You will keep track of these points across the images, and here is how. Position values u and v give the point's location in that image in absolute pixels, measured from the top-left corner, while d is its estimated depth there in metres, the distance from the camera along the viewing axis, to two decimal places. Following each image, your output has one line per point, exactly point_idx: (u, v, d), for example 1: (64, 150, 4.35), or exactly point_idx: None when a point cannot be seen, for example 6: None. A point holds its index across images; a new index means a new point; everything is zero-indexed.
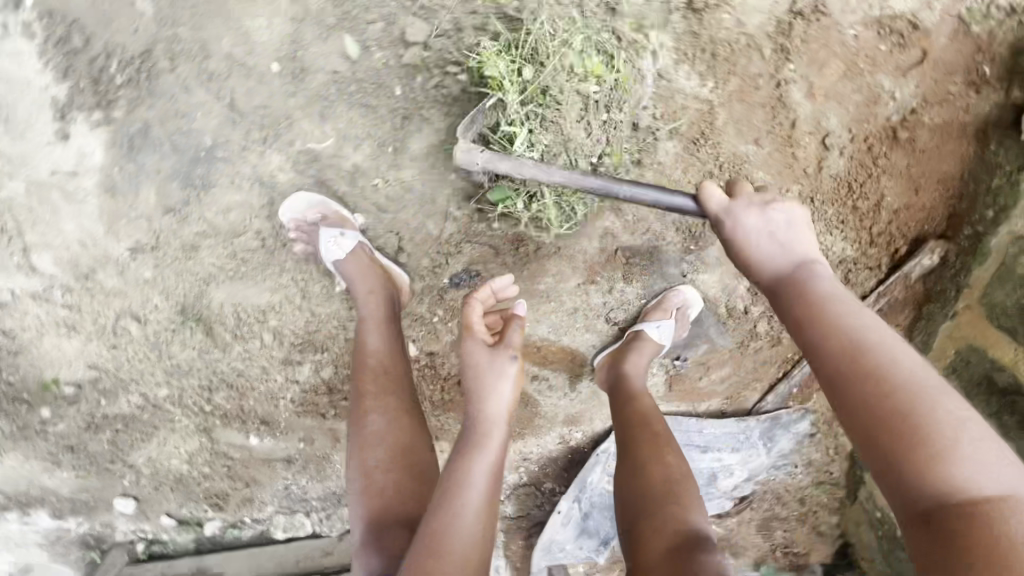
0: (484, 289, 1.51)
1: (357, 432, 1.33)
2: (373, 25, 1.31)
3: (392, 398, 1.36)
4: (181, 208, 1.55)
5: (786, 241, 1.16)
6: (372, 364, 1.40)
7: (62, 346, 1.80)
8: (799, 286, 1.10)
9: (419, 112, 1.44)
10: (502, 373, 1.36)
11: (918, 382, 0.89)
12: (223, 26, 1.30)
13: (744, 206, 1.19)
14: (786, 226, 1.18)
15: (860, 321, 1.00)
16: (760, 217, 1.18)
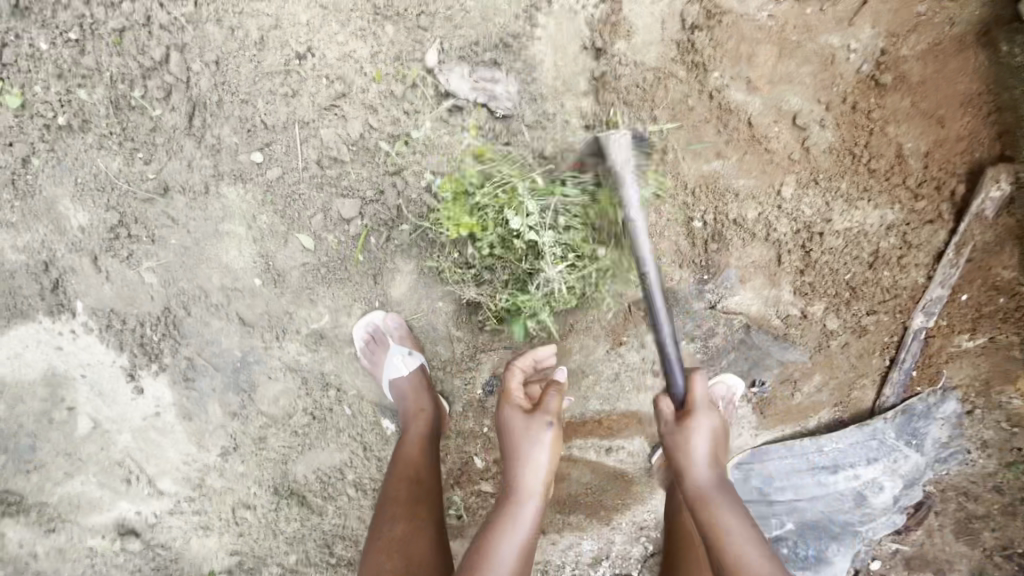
0: (527, 359, 1.54)
1: (374, 534, 1.34)
2: (313, 219, 1.46)
3: (419, 507, 1.38)
4: (242, 410, 1.75)
5: (715, 455, 1.29)
6: (406, 468, 1.45)
7: (205, 544, 1.91)
8: (720, 497, 1.22)
9: (386, 266, 1.54)
10: (539, 442, 1.31)
11: (757, 566, 1.12)
12: (207, 267, 1.51)
13: (705, 409, 1.32)
14: (720, 438, 1.32)
15: (746, 537, 1.15)
16: (710, 425, 1.30)
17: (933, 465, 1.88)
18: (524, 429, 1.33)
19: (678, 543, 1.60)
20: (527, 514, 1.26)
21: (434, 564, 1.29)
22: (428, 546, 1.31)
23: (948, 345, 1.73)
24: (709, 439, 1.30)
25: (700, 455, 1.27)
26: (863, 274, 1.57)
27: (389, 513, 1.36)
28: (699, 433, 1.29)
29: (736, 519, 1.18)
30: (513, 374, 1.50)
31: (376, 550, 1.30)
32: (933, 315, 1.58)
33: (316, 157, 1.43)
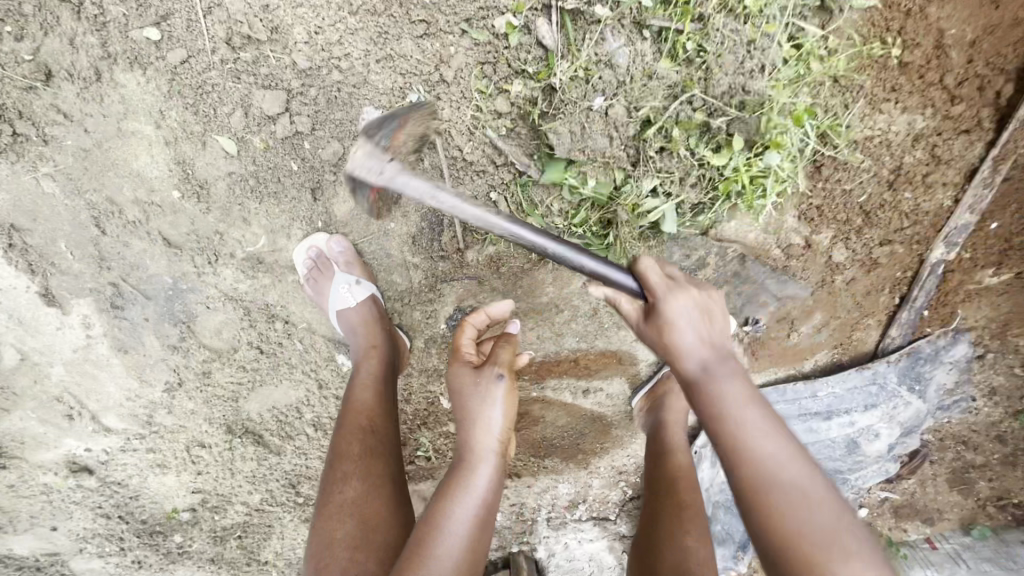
0: (482, 315, 1.38)
1: (324, 497, 1.18)
2: (232, 116, 1.24)
3: (375, 462, 1.23)
4: (180, 343, 1.59)
5: (710, 335, 1.00)
6: (358, 418, 1.29)
7: (163, 483, 1.81)
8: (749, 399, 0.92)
9: (326, 178, 1.32)
10: (490, 399, 1.21)
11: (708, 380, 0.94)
12: (116, 175, 1.30)
13: (666, 291, 1.00)
14: (708, 317, 1.00)
15: (730, 382, 0.94)
16: (693, 302, 0.99)
17: (934, 412, 1.82)
18: (474, 388, 1.23)
19: (662, 481, 1.46)
20: (482, 475, 1.15)
21: (393, 525, 1.16)
22: (386, 505, 1.18)
23: (968, 282, 1.56)
24: (698, 319, 0.99)
25: (690, 339, 0.98)
26: (881, 196, 1.39)
27: (341, 473, 1.21)
28: (680, 317, 0.99)
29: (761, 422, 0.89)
30: (467, 329, 1.37)
31: (328, 516, 1.15)
32: (955, 245, 1.43)
33: (226, 36, 1.18)
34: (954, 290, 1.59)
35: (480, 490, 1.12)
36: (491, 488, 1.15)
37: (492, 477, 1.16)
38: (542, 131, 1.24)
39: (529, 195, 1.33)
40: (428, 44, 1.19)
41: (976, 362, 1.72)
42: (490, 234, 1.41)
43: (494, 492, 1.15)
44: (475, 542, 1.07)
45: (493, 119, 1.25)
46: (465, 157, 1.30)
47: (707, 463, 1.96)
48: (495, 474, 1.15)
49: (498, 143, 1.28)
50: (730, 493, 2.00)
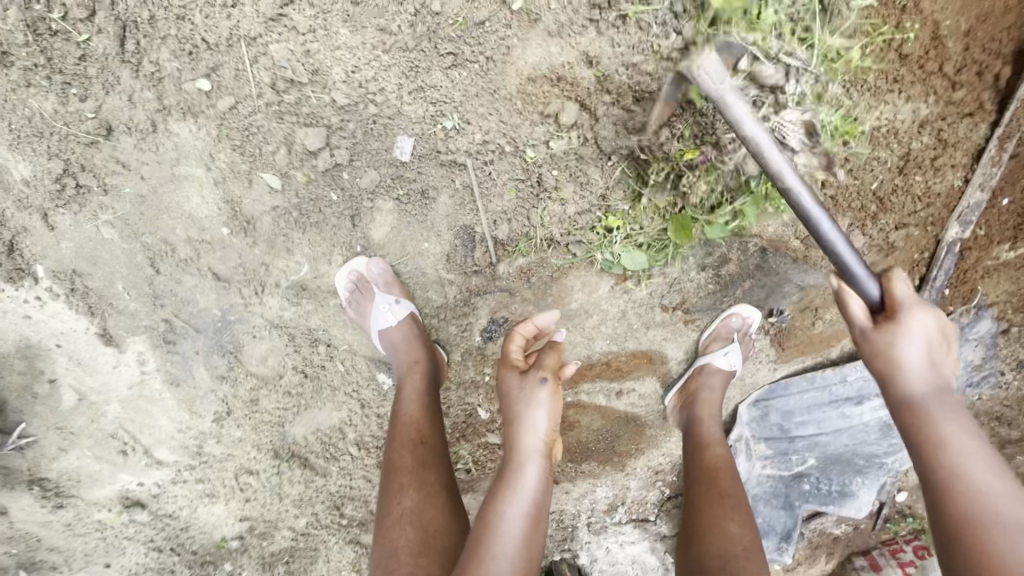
0: (529, 325, 1.43)
1: (383, 509, 1.25)
2: (275, 155, 1.31)
3: (428, 472, 1.29)
4: (229, 372, 1.66)
5: (934, 360, 1.10)
6: (408, 432, 1.36)
7: (214, 512, 1.86)
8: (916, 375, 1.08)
9: (363, 206, 1.40)
10: (535, 402, 1.25)
11: (959, 474, 0.98)
12: (168, 217, 1.38)
13: (915, 305, 1.10)
14: (940, 340, 1.11)
15: (952, 415, 1.05)
16: (928, 324, 1.08)
17: (966, 389, 1.88)
18: (520, 391, 1.28)
19: (701, 474, 1.49)
20: (531, 477, 1.19)
21: (450, 529, 1.22)
22: (441, 514, 1.23)
23: (986, 258, 1.61)
24: (924, 342, 1.09)
25: (913, 364, 1.08)
26: (893, 182, 1.44)
27: (397, 485, 1.27)
28: (906, 362, 1.08)
29: (964, 425, 1.04)
30: (514, 339, 1.41)
31: (388, 527, 1.21)
32: (970, 224, 1.48)
33: (270, 82, 1.24)
34: (973, 269, 1.63)
35: (529, 490, 1.17)
36: (539, 489, 1.19)
37: (539, 477, 1.20)
38: (569, 144, 1.32)
39: (555, 207, 1.40)
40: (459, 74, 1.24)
41: (1000, 336, 1.76)
42: (518, 247, 1.48)
43: (543, 490, 1.19)
44: (529, 541, 1.12)
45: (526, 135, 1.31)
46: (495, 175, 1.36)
47: (743, 455, 2.02)
48: (542, 475, 1.20)
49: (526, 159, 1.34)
50: (769, 485, 2.04)
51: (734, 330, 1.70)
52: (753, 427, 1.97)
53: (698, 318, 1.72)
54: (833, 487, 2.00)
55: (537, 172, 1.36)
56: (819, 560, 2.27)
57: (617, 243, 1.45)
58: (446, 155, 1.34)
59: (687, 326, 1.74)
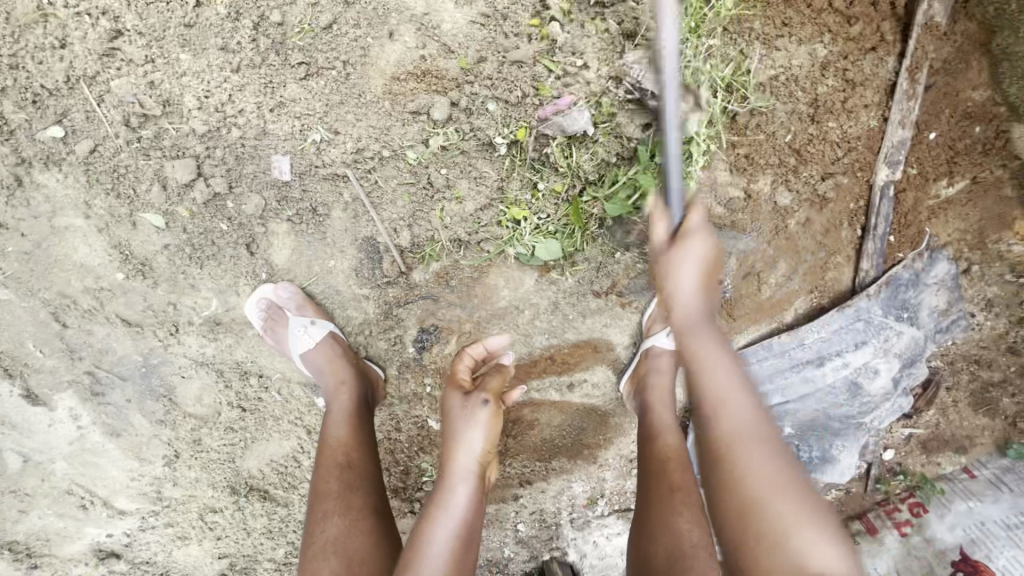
0: (478, 346, 1.49)
1: (309, 539, 1.20)
2: (153, 192, 1.27)
3: (355, 496, 1.26)
4: (165, 415, 1.64)
5: (703, 278, 1.24)
6: (337, 456, 1.32)
7: (188, 554, 1.84)
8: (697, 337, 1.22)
9: (258, 231, 1.36)
10: (474, 423, 1.25)
11: (761, 496, 1.04)
12: (63, 270, 1.35)
13: (699, 232, 1.22)
14: (710, 266, 1.24)
15: (759, 453, 1.08)
16: (700, 248, 1.22)
17: (934, 337, 1.75)
18: (460, 410, 1.29)
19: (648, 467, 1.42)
20: (461, 498, 1.17)
21: (378, 555, 1.18)
22: (366, 540, 1.19)
23: (925, 198, 1.51)
24: (697, 265, 1.23)
25: (719, 365, 1.17)
26: (806, 131, 1.38)
27: (322, 513, 1.23)
28: (703, 360, 1.19)
29: (727, 377, 1.17)
30: (464, 359, 1.45)
31: (312, 557, 1.17)
32: (898, 164, 1.41)
33: (123, 118, 1.21)
34: (917, 209, 1.53)
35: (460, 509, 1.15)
36: (469, 510, 1.17)
37: (469, 498, 1.18)
38: (452, 141, 1.26)
39: (454, 206, 1.34)
40: (319, 83, 1.21)
41: (962, 274, 1.67)
42: (428, 250, 1.42)
43: (473, 511, 1.17)
44: (456, 563, 1.08)
45: (404, 136, 1.26)
46: (385, 179, 1.31)
47: (714, 433, 1.92)
48: (474, 496, 1.18)
49: (410, 161, 1.28)
50: None
51: None
52: None
53: (635, 300, 1.65)
54: (813, 454, 1.89)
55: (426, 173, 1.30)
56: None
57: (526, 235, 1.38)
58: (326, 168, 1.29)
59: (627, 309, 1.67)
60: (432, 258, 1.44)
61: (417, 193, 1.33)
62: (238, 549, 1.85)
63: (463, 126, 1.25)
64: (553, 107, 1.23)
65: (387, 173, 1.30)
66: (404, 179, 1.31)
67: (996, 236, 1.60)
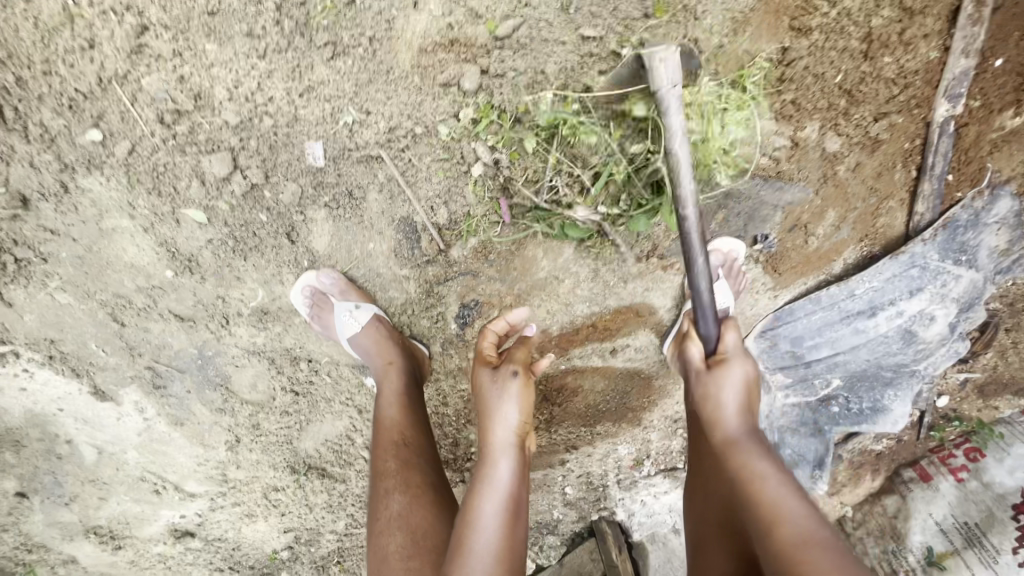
0: (500, 321, 1.37)
1: (373, 515, 1.25)
2: (191, 188, 1.29)
3: (412, 473, 1.29)
4: (224, 403, 1.69)
5: (748, 405, 1.23)
6: (392, 437, 1.35)
7: (257, 530, 1.95)
8: (737, 447, 1.13)
9: (297, 219, 1.36)
10: (506, 396, 1.19)
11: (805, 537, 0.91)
12: (114, 270, 1.38)
13: (739, 355, 1.30)
14: (750, 395, 1.25)
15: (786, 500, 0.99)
16: (741, 370, 1.26)
17: (994, 278, 1.68)
18: (491, 385, 1.23)
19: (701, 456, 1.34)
20: (504, 470, 1.12)
21: (440, 527, 1.20)
22: (427, 512, 1.22)
23: (987, 131, 1.42)
24: (740, 387, 1.24)
25: (729, 405, 1.22)
26: (858, 70, 1.29)
27: (383, 490, 1.27)
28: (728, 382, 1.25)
29: (759, 463, 1.08)
30: (487, 336, 1.36)
31: (378, 532, 1.21)
32: (959, 97, 1.32)
33: (157, 116, 1.21)
34: (976, 144, 1.44)
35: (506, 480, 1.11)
36: (513, 481, 1.12)
37: (514, 467, 1.14)
38: (485, 117, 1.23)
39: (490, 179, 1.31)
40: (346, 63, 1.17)
41: None
42: (464, 227, 1.40)
43: (520, 481, 1.13)
44: (509, 533, 1.04)
45: (434, 111, 1.23)
46: (420, 159, 1.29)
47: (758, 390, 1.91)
48: (518, 464, 1.14)
49: (438, 134, 1.25)
50: (795, 415, 1.94)
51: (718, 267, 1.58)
52: (765, 360, 1.85)
53: (676, 262, 1.61)
54: (863, 405, 1.89)
55: (460, 149, 1.28)
56: (865, 479, 2.19)
57: (553, 216, 1.36)
58: (359, 151, 1.27)
59: (667, 272, 1.63)
60: (470, 233, 1.42)
61: (452, 169, 1.30)
62: (303, 522, 1.95)
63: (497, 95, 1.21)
64: (584, 69, 1.18)
65: (420, 151, 1.28)
66: (437, 155, 1.28)
67: None
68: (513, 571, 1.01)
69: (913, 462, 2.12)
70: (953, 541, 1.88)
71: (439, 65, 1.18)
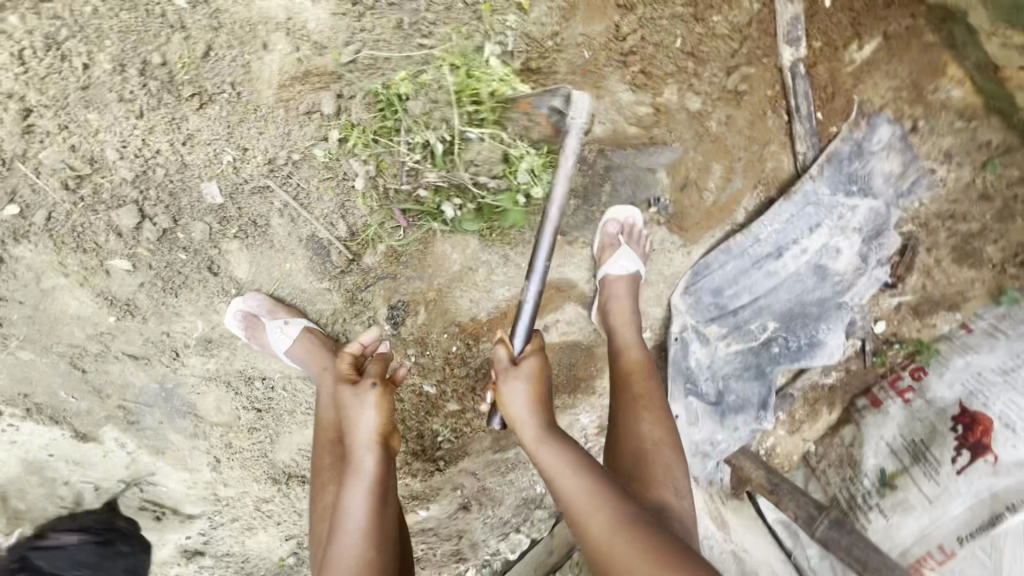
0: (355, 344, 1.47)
1: (314, 504, 1.40)
2: (111, 242, 1.44)
3: (346, 464, 1.42)
4: (195, 429, 1.81)
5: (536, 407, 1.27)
6: (327, 434, 1.48)
7: (260, 540, 2.04)
8: (541, 447, 1.20)
9: (217, 251, 1.51)
10: (363, 405, 1.28)
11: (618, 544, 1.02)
12: (64, 324, 1.55)
13: (510, 379, 1.31)
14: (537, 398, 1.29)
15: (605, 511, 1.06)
16: (523, 385, 1.29)
17: (896, 203, 1.75)
18: (353, 397, 1.31)
19: (621, 403, 1.40)
20: (368, 465, 1.23)
21: None
22: None
23: (841, 67, 1.60)
24: (524, 396, 1.28)
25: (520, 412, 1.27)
26: (695, 33, 1.48)
27: (321, 481, 1.41)
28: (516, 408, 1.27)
29: (559, 465, 1.15)
30: (343, 357, 1.44)
31: (319, 518, 1.37)
32: (798, 40, 1.51)
33: (61, 184, 1.36)
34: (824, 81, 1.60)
35: (372, 477, 1.22)
36: (380, 474, 1.24)
37: (379, 462, 1.24)
38: (349, 133, 1.40)
39: (373, 184, 1.47)
40: (218, 108, 1.33)
41: (903, 131, 1.67)
42: (367, 234, 1.54)
43: (385, 475, 1.24)
44: (373, 525, 1.18)
45: (303, 136, 1.40)
46: (314, 178, 1.45)
47: (693, 342, 1.91)
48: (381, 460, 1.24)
49: (308, 152, 1.42)
50: (737, 361, 1.93)
51: (617, 235, 1.64)
52: (693, 312, 1.87)
53: (581, 237, 1.72)
54: (801, 341, 1.90)
55: (340, 167, 1.45)
56: (823, 413, 2.18)
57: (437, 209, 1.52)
58: (249, 183, 1.43)
59: (574, 246, 1.74)
60: (374, 239, 1.55)
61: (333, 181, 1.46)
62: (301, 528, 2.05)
63: (355, 112, 1.39)
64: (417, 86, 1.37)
65: (306, 170, 1.44)
66: (324, 172, 1.44)
67: (917, 90, 1.63)
68: (383, 554, 1.17)
69: (866, 390, 2.12)
70: (902, 459, 1.90)
71: (298, 91, 1.35)
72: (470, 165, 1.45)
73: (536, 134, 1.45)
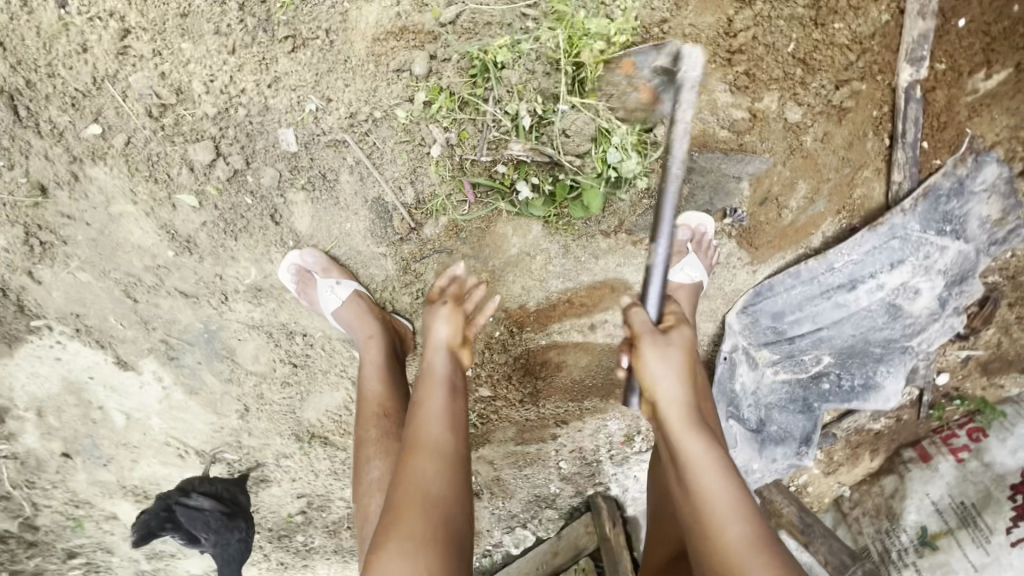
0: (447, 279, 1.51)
1: (358, 477, 1.38)
2: (182, 175, 1.44)
3: (391, 441, 1.39)
4: (231, 373, 1.81)
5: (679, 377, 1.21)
6: (374, 407, 1.44)
7: (273, 493, 2.05)
8: (691, 433, 1.13)
9: (284, 199, 1.50)
10: (436, 317, 1.32)
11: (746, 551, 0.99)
12: (124, 251, 1.55)
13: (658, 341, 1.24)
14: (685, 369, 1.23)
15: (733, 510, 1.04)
16: (676, 350, 1.23)
17: (988, 250, 1.64)
18: (431, 311, 1.36)
19: None
20: (438, 364, 1.25)
21: None
22: None
23: (961, 95, 1.48)
24: (673, 365, 1.21)
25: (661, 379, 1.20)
26: (811, 38, 1.39)
27: (365, 455, 1.39)
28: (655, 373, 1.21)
29: (707, 458, 1.10)
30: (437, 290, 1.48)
31: (362, 492, 1.35)
32: (921, 61, 1.41)
33: (145, 111, 1.37)
34: (937, 109, 1.49)
35: (442, 374, 1.23)
36: (452, 375, 1.24)
37: (449, 366, 1.25)
38: (436, 97, 1.37)
39: (449, 154, 1.44)
40: (309, 54, 1.34)
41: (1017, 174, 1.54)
42: (433, 204, 1.51)
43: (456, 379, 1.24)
44: (451, 413, 1.16)
45: (389, 95, 1.38)
46: (393, 138, 1.43)
47: (744, 364, 1.82)
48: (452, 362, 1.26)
49: (392, 114, 1.40)
50: (784, 391, 1.86)
51: (686, 241, 1.60)
52: (748, 335, 1.78)
53: (646, 237, 1.62)
54: (855, 381, 1.82)
55: (419, 132, 1.42)
56: (864, 459, 2.08)
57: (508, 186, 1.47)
58: (326, 135, 1.42)
59: (640, 247, 1.63)
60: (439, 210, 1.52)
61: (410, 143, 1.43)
62: (314, 488, 2.05)
63: (446, 76, 1.36)
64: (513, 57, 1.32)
65: (386, 130, 1.42)
66: (401, 134, 1.42)
67: None
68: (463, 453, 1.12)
69: (913, 443, 2.02)
70: (947, 520, 1.82)
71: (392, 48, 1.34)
72: (555, 142, 1.38)
73: (628, 107, 1.37)
